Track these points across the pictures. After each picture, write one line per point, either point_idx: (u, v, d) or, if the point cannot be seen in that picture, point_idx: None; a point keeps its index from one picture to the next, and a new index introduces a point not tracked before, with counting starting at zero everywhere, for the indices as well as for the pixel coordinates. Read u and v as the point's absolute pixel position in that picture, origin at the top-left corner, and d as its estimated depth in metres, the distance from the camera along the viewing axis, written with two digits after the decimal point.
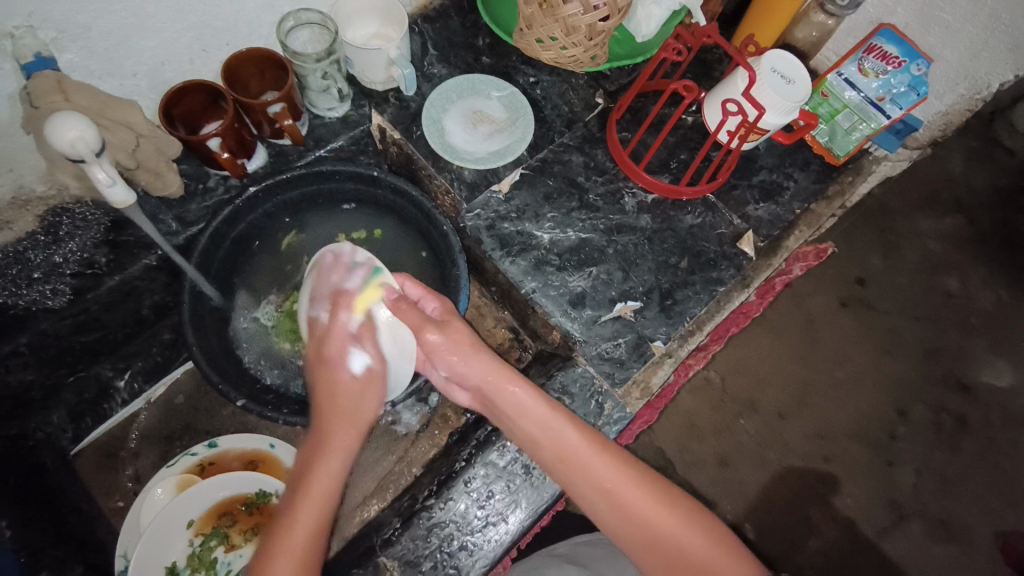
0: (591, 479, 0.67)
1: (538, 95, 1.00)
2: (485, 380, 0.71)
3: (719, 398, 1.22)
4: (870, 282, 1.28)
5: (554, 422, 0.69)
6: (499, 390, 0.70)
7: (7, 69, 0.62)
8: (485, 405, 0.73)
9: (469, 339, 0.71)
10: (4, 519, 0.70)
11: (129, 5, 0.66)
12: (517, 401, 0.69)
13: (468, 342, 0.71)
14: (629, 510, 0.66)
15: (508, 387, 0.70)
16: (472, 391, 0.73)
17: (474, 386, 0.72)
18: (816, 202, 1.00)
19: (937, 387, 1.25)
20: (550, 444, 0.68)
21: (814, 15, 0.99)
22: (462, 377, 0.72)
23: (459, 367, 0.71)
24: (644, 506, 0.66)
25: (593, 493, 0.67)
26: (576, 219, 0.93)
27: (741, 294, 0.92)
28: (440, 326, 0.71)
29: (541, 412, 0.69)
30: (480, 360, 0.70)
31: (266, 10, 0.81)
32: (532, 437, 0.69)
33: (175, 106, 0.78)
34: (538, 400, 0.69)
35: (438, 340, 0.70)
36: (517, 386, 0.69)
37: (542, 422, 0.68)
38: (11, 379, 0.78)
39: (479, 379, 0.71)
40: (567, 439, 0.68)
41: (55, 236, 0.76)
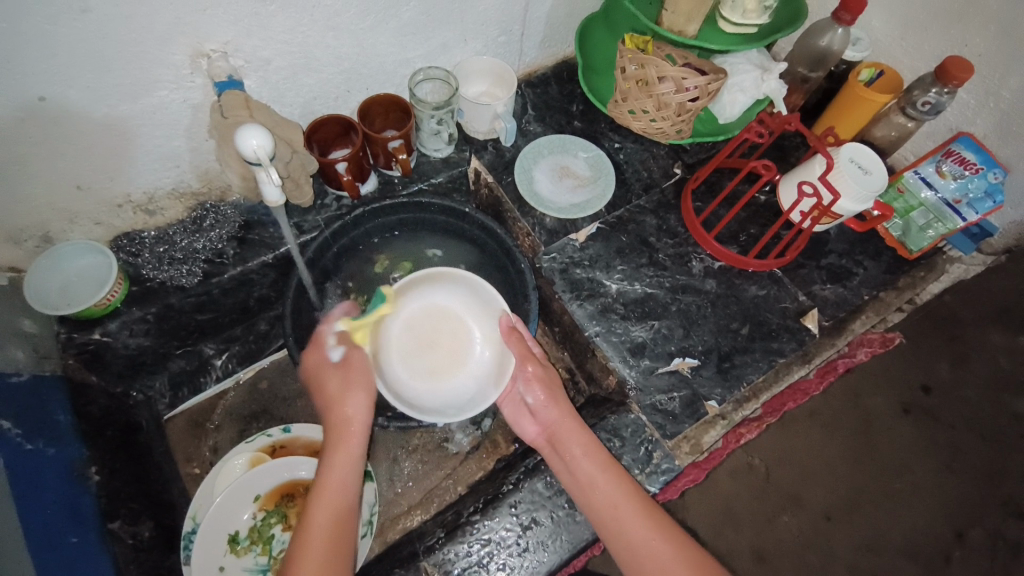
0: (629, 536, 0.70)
1: (622, 159, 1.09)
2: (554, 423, 0.79)
3: (762, 487, 1.18)
4: (936, 391, 1.20)
5: (600, 476, 0.74)
6: (564, 436, 0.77)
7: (200, 83, 0.76)
8: (545, 447, 0.79)
9: (553, 378, 0.82)
10: (94, 464, 0.79)
11: (303, 49, 0.81)
12: (571, 450, 0.76)
13: (557, 383, 0.82)
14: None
15: (575, 437, 0.77)
16: (545, 428, 0.80)
17: (548, 426, 0.80)
18: (885, 291, 1.01)
19: (998, 511, 1.14)
20: (594, 496, 0.73)
21: (894, 116, 1.03)
22: (541, 413, 0.80)
23: (545, 404, 0.80)
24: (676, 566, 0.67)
25: (629, 550, 0.69)
26: (644, 274, 0.99)
27: (802, 368, 0.94)
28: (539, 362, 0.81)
29: (587, 463, 0.75)
30: (559, 401, 0.80)
31: (402, 64, 0.96)
32: (579, 486, 0.74)
33: (315, 132, 0.92)
34: (587, 453, 0.76)
35: (533, 372, 0.80)
36: (576, 437, 0.77)
37: (588, 474, 0.74)
38: (130, 342, 0.90)
39: (547, 420, 0.80)
40: (608, 494, 0.73)
41: (199, 226, 0.91)
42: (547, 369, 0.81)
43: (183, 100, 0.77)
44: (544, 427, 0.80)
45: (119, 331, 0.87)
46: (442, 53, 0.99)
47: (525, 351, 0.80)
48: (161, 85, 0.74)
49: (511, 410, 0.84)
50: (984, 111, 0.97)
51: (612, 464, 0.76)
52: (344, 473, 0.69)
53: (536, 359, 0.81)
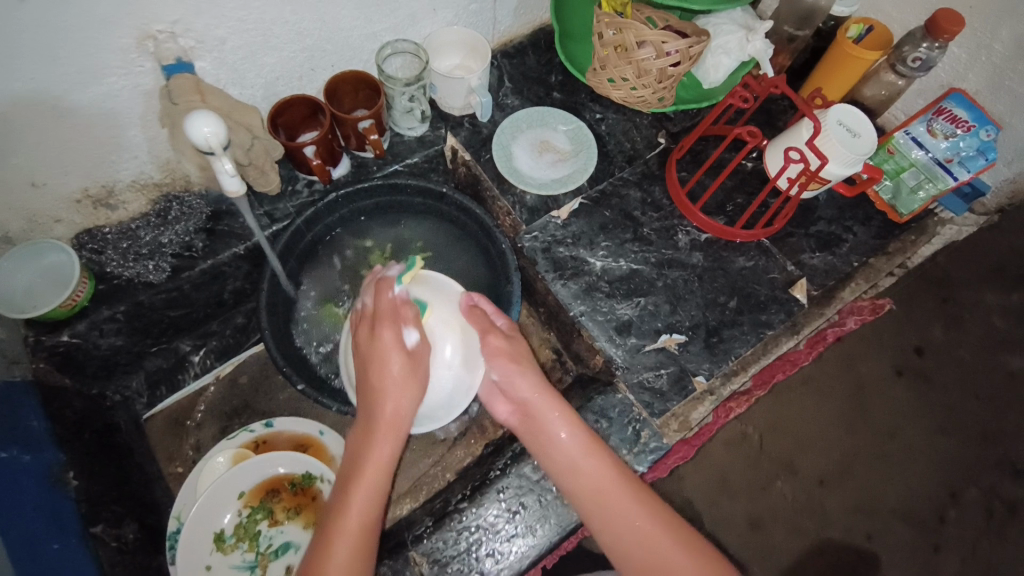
0: (617, 512, 0.69)
1: (603, 131, 1.05)
2: (533, 398, 0.76)
3: (755, 457, 1.17)
4: (929, 352, 1.20)
5: (590, 451, 0.72)
6: (544, 411, 0.75)
7: (148, 67, 0.71)
8: (524, 425, 0.77)
9: (525, 353, 0.80)
10: (72, 468, 0.77)
11: (260, 26, 0.76)
12: (550, 429, 0.74)
13: (525, 354, 0.80)
14: (654, 550, 0.66)
15: (553, 413, 0.75)
16: (518, 405, 0.78)
17: (521, 402, 0.78)
18: (875, 257, 0.99)
19: (990, 469, 1.15)
20: (582, 471, 0.71)
21: (884, 74, 0.99)
22: (514, 390, 0.78)
23: (514, 377, 0.78)
24: (663, 543, 0.67)
25: (615, 526, 0.68)
26: (629, 250, 0.96)
27: (791, 340, 0.92)
28: (505, 335, 0.80)
29: (574, 438, 0.73)
30: (533, 375, 0.77)
31: (369, 38, 0.91)
32: (564, 463, 0.72)
33: (280, 116, 0.87)
34: (572, 427, 0.74)
35: (494, 343, 0.78)
36: (558, 412, 0.75)
37: (575, 450, 0.72)
38: (101, 343, 0.87)
39: (528, 395, 0.77)
40: (596, 470, 0.71)
41: (164, 219, 0.88)
42: (512, 343, 0.79)
43: (135, 86, 0.72)
44: (518, 405, 0.78)
45: (88, 331, 0.84)
46: (410, 25, 0.94)
47: (487, 323, 0.80)
48: (109, 71, 0.69)
49: (484, 390, 0.82)
50: (976, 66, 0.93)
51: (592, 440, 0.74)
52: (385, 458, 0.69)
53: (499, 332, 0.80)
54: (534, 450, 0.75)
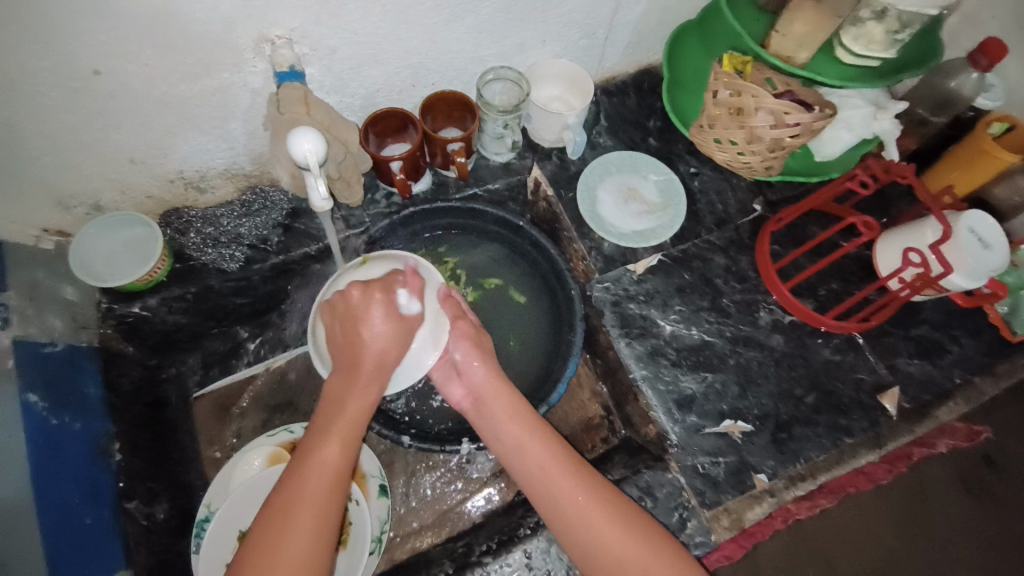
0: (554, 498, 0.66)
1: (696, 187, 0.99)
2: (485, 381, 0.75)
3: (787, 539, 1.04)
4: (999, 464, 1.07)
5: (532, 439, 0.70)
6: (494, 396, 0.74)
7: (259, 68, 0.72)
8: (476, 410, 0.75)
9: (487, 343, 0.78)
10: (117, 442, 0.80)
11: (372, 40, 0.75)
12: (498, 413, 0.73)
13: (488, 345, 0.78)
14: (597, 536, 0.64)
15: (503, 398, 0.73)
16: (471, 390, 0.75)
17: (473, 389, 0.75)
18: (981, 376, 0.89)
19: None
20: (523, 455, 0.70)
21: (1022, 178, 0.90)
22: (468, 374, 0.75)
23: (470, 358, 0.75)
24: (607, 530, 0.64)
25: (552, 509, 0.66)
26: (704, 319, 0.90)
27: (871, 453, 0.83)
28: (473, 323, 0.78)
29: (517, 426, 0.71)
30: (489, 363, 0.75)
31: (474, 61, 0.89)
32: (510, 447, 0.70)
33: (375, 125, 0.87)
34: (518, 415, 0.72)
35: (462, 328, 0.76)
36: (505, 395, 0.73)
37: (517, 436, 0.70)
38: (167, 318, 0.89)
39: (479, 378, 0.75)
40: (537, 455, 0.69)
41: (247, 210, 0.89)
42: (478, 331, 0.77)
43: (243, 84, 0.73)
44: (471, 390, 0.75)
45: (158, 306, 0.86)
46: (517, 53, 0.92)
47: (459, 310, 0.78)
48: (222, 68, 0.70)
49: (439, 374, 0.77)
50: None
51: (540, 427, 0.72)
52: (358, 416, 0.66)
53: (470, 323, 0.78)
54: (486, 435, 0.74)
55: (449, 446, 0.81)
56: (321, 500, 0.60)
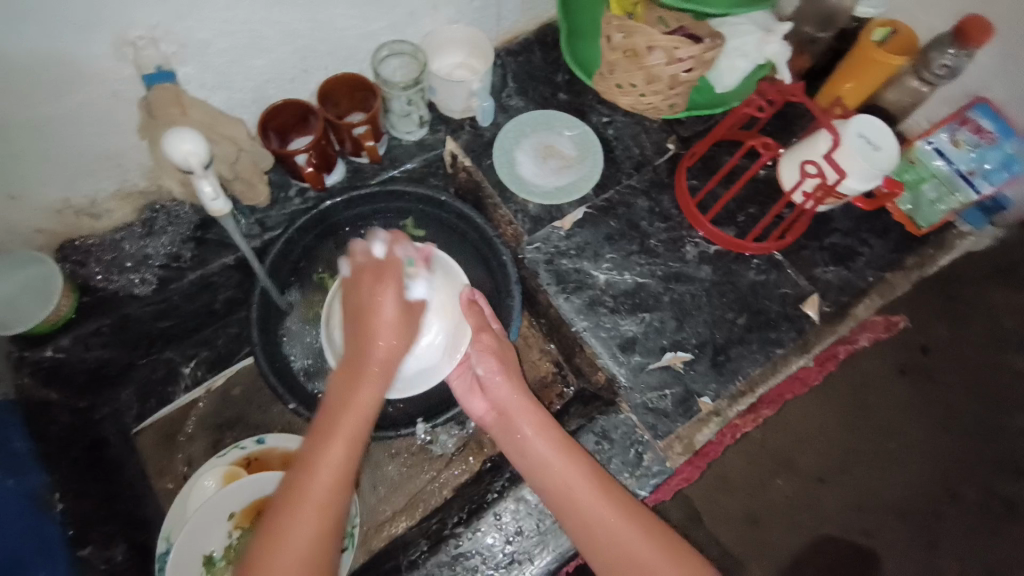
0: (584, 517, 0.68)
1: (610, 135, 1.00)
2: (509, 401, 0.77)
3: (756, 453, 1.14)
4: (934, 351, 1.17)
5: (556, 460, 0.71)
6: (518, 416, 0.76)
7: (127, 73, 0.68)
8: (499, 425, 0.78)
9: (511, 354, 0.82)
10: (57, 490, 0.76)
11: (248, 28, 0.72)
12: (523, 433, 0.74)
13: (511, 355, 0.82)
14: (625, 548, 0.66)
15: (528, 416, 0.75)
16: (494, 403, 0.79)
17: (496, 403, 0.79)
18: (892, 271, 0.95)
19: (978, 467, 1.12)
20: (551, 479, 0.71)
21: (908, 80, 0.95)
22: (492, 388, 0.79)
23: (495, 375, 0.79)
24: (634, 542, 0.66)
25: (584, 527, 0.67)
26: (635, 262, 0.92)
27: (801, 359, 0.89)
28: (495, 333, 0.82)
29: (541, 447, 0.73)
30: (514, 380, 0.79)
31: (366, 37, 0.86)
32: (537, 467, 0.72)
33: (271, 120, 0.83)
34: (542, 436, 0.74)
35: (485, 342, 0.80)
36: (528, 415, 0.75)
37: (542, 457, 0.72)
38: (87, 356, 0.85)
39: (503, 398, 0.78)
40: (563, 475, 0.70)
41: (150, 229, 0.85)
42: (501, 342, 0.82)
43: (114, 94, 0.69)
44: (494, 404, 0.79)
45: (73, 345, 0.83)
46: (410, 23, 0.89)
47: (482, 322, 0.82)
48: (86, 79, 0.66)
49: (459, 384, 0.82)
50: (1004, 75, 0.87)
51: (565, 442, 0.74)
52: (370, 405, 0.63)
53: (493, 334, 0.82)
54: (510, 452, 0.76)
55: (404, 429, 0.82)
56: (326, 496, 0.60)
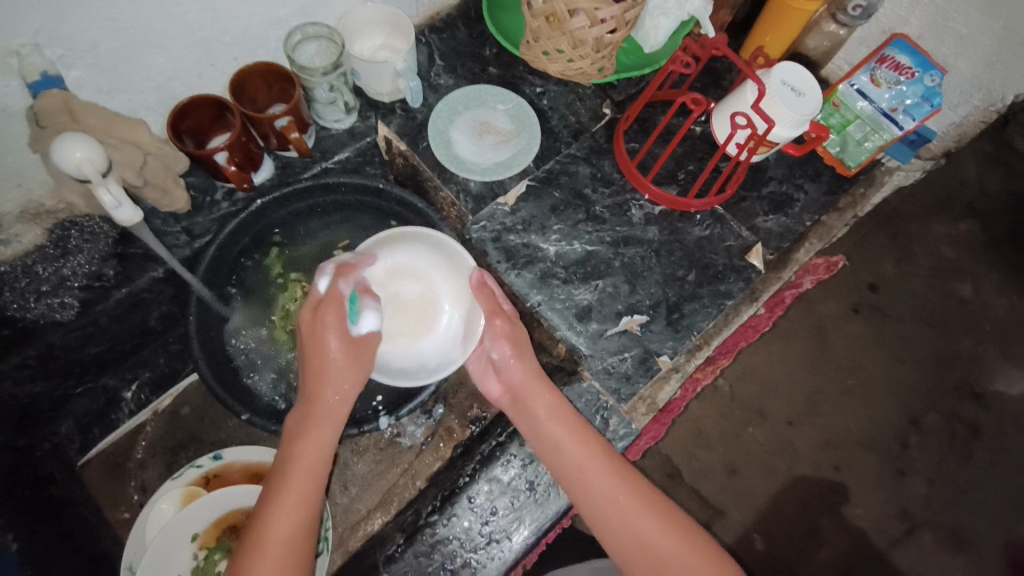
0: (593, 495, 0.68)
1: (545, 106, 0.99)
2: (525, 384, 0.75)
3: (727, 406, 1.18)
4: (883, 288, 1.22)
5: (567, 440, 0.71)
6: (535, 399, 0.74)
7: (14, 87, 0.63)
8: (514, 406, 0.77)
9: (526, 340, 0.76)
10: (10, 531, 0.73)
11: (139, 23, 0.66)
12: (537, 414, 0.73)
13: (526, 342, 0.76)
14: (630, 527, 0.66)
15: (540, 398, 0.74)
16: (508, 387, 0.77)
17: (512, 387, 0.77)
18: (827, 214, 0.98)
19: (931, 392, 1.19)
20: (564, 458, 0.70)
21: (825, 25, 0.97)
22: (507, 373, 0.76)
23: (511, 362, 0.75)
24: (637, 520, 0.66)
25: (593, 506, 0.68)
26: (583, 231, 0.92)
27: (750, 308, 0.92)
28: (509, 318, 0.76)
29: (554, 427, 0.72)
30: (530, 363, 0.76)
31: (273, 24, 0.81)
32: (549, 445, 0.72)
33: (184, 119, 0.78)
34: (554, 417, 0.73)
35: (500, 327, 0.75)
36: (545, 396, 0.74)
37: (555, 437, 0.72)
38: (18, 392, 0.80)
39: (520, 382, 0.76)
40: (573, 453, 0.70)
41: (63, 249, 0.78)
42: (516, 328, 0.76)
43: (1, 108, 0.64)
44: (508, 387, 0.77)
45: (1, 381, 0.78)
46: (320, 5, 0.85)
47: (495, 306, 0.76)
48: None
49: (477, 369, 0.81)
50: (918, 9, 0.89)
51: (577, 421, 0.73)
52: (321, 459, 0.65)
53: (505, 318, 0.76)
54: (525, 433, 0.75)
55: (366, 426, 0.80)
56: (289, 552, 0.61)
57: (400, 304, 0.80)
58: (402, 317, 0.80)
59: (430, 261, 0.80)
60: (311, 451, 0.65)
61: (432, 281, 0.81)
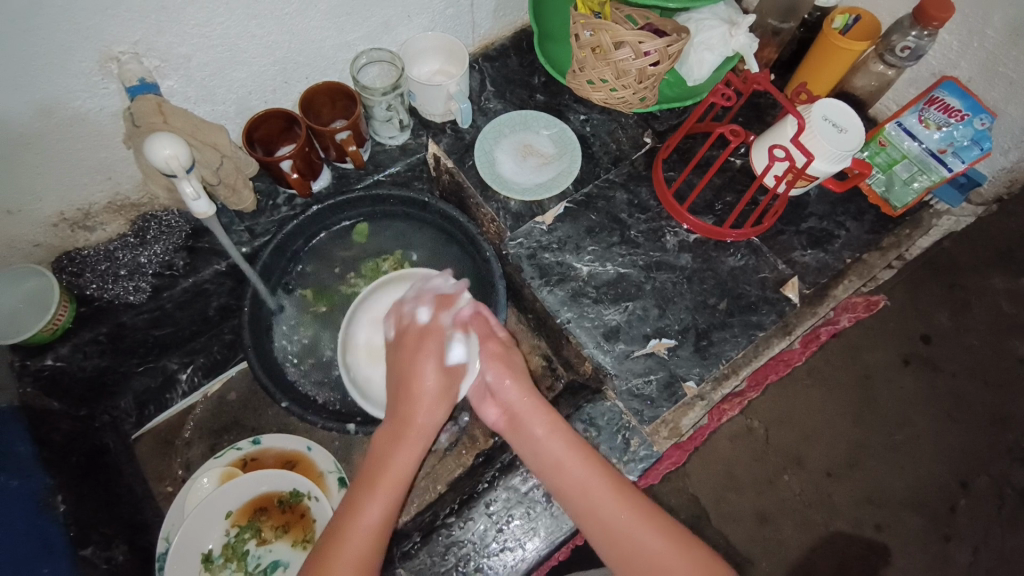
0: (595, 513, 0.68)
1: (588, 132, 1.03)
2: (522, 403, 0.76)
3: (762, 450, 1.15)
4: (936, 340, 1.17)
5: (568, 456, 0.72)
6: (531, 418, 0.75)
7: (113, 88, 0.72)
8: (511, 426, 0.77)
9: (519, 362, 0.79)
10: (59, 493, 0.79)
11: (228, 42, 0.75)
12: (536, 432, 0.74)
13: (521, 364, 0.80)
14: (634, 543, 0.66)
15: (537, 416, 0.75)
16: (504, 407, 0.78)
17: (509, 409, 0.77)
18: (868, 252, 0.97)
19: (985, 453, 1.12)
20: (565, 476, 0.71)
21: (872, 65, 0.97)
22: (502, 394, 0.77)
23: (505, 382, 0.77)
24: (642, 537, 0.66)
25: (594, 524, 0.68)
26: (616, 253, 0.94)
27: (783, 340, 0.91)
28: (501, 340, 0.80)
29: (553, 444, 0.73)
30: (522, 383, 0.77)
31: (343, 48, 0.89)
32: (550, 463, 0.72)
33: (257, 130, 0.87)
34: (555, 435, 0.73)
35: (489, 347, 0.79)
36: (542, 415, 0.75)
37: (555, 454, 0.72)
38: (85, 365, 0.89)
39: (516, 401, 0.77)
40: (576, 470, 0.71)
41: (142, 238, 0.88)
42: (508, 350, 0.79)
43: (101, 108, 0.73)
44: (504, 408, 0.78)
45: (72, 354, 0.86)
46: (386, 33, 0.92)
47: (489, 330, 0.80)
48: (73, 95, 0.70)
49: (475, 392, 0.81)
50: (968, 53, 0.89)
51: (575, 439, 0.74)
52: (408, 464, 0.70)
53: (500, 341, 0.80)
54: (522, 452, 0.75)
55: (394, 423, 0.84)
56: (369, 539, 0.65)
57: (405, 335, 0.82)
58: (402, 351, 0.81)
59: (431, 293, 0.83)
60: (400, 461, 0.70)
61: (430, 314, 0.82)
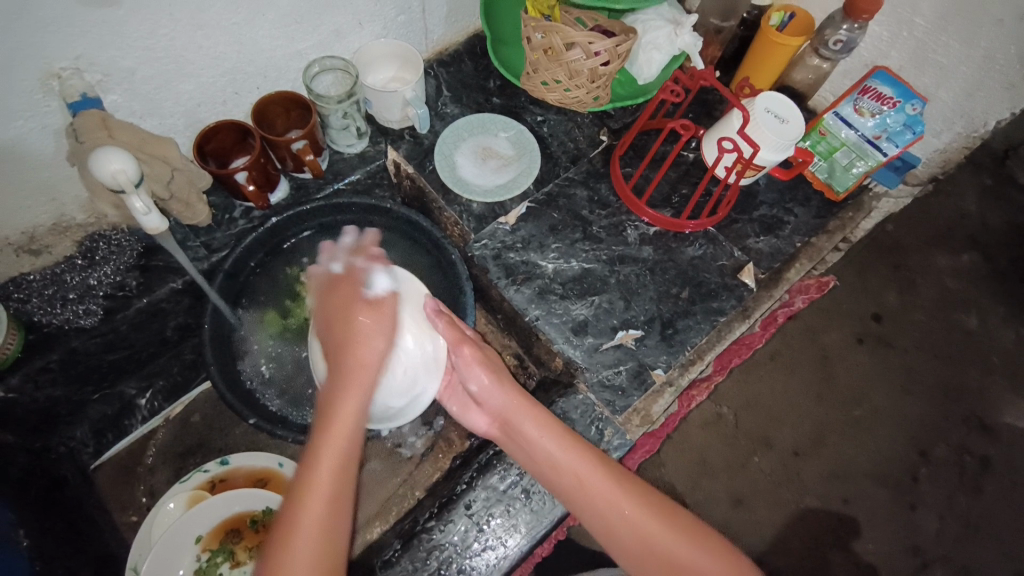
0: (596, 507, 0.69)
1: (545, 132, 1.05)
2: (510, 406, 0.76)
3: (732, 435, 1.18)
4: (887, 318, 1.23)
5: (561, 453, 0.71)
6: (520, 419, 0.74)
7: (54, 106, 0.69)
8: (503, 432, 0.77)
9: (498, 364, 0.80)
10: (21, 527, 0.78)
11: (174, 55, 0.74)
12: (526, 431, 0.73)
13: (500, 365, 0.80)
14: (638, 532, 0.67)
15: (527, 416, 0.74)
16: (492, 415, 0.78)
17: (497, 415, 0.77)
18: (816, 236, 1.03)
19: (939, 422, 1.19)
20: (563, 471, 0.71)
21: (809, 59, 1.03)
22: (489, 402, 0.77)
23: (491, 388, 0.77)
24: (644, 526, 0.67)
25: (596, 516, 0.69)
26: (580, 249, 0.96)
27: (743, 324, 0.95)
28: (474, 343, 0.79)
29: (544, 440, 0.72)
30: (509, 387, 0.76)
31: (294, 57, 0.89)
32: (544, 462, 0.72)
33: (208, 142, 0.85)
34: (546, 433, 0.72)
35: (470, 353, 0.78)
36: (529, 414, 0.74)
37: (546, 450, 0.72)
38: (37, 395, 0.84)
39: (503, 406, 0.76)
40: (572, 464, 0.71)
41: (91, 260, 0.84)
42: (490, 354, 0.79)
43: (42, 127, 0.70)
44: (494, 415, 0.77)
45: (23, 384, 0.82)
46: (337, 41, 0.92)
47: (459, 333, 0.79)
48: (17, 115, 0.67)
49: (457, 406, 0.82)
50: (898, 43, 0.95)
51: (569, 434, 0.73)
52: (354, 415, 0.64)
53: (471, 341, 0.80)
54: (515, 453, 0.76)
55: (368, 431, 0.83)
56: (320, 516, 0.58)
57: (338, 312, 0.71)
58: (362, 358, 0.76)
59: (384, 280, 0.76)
60: (342, 416, 0.63)
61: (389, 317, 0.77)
